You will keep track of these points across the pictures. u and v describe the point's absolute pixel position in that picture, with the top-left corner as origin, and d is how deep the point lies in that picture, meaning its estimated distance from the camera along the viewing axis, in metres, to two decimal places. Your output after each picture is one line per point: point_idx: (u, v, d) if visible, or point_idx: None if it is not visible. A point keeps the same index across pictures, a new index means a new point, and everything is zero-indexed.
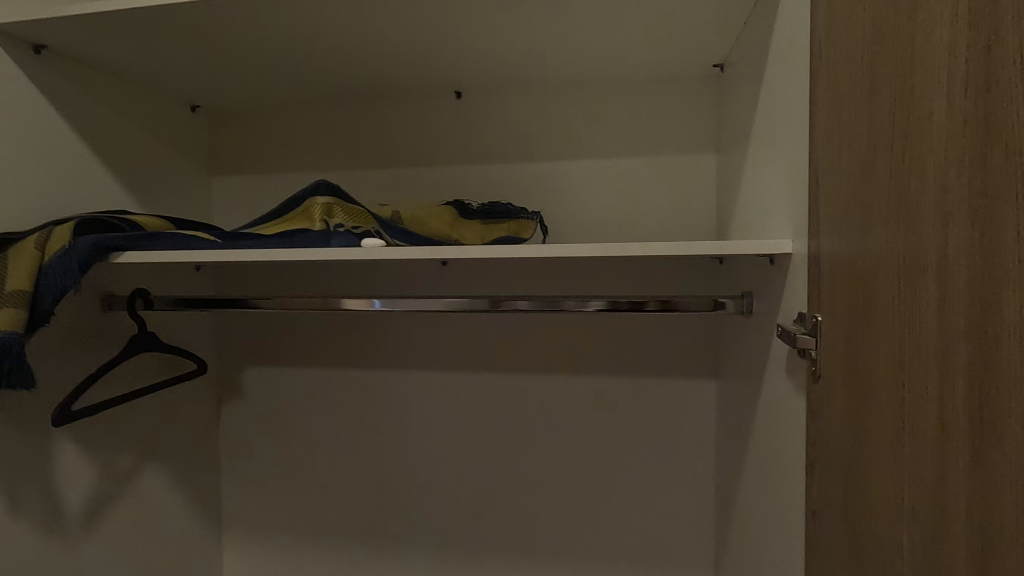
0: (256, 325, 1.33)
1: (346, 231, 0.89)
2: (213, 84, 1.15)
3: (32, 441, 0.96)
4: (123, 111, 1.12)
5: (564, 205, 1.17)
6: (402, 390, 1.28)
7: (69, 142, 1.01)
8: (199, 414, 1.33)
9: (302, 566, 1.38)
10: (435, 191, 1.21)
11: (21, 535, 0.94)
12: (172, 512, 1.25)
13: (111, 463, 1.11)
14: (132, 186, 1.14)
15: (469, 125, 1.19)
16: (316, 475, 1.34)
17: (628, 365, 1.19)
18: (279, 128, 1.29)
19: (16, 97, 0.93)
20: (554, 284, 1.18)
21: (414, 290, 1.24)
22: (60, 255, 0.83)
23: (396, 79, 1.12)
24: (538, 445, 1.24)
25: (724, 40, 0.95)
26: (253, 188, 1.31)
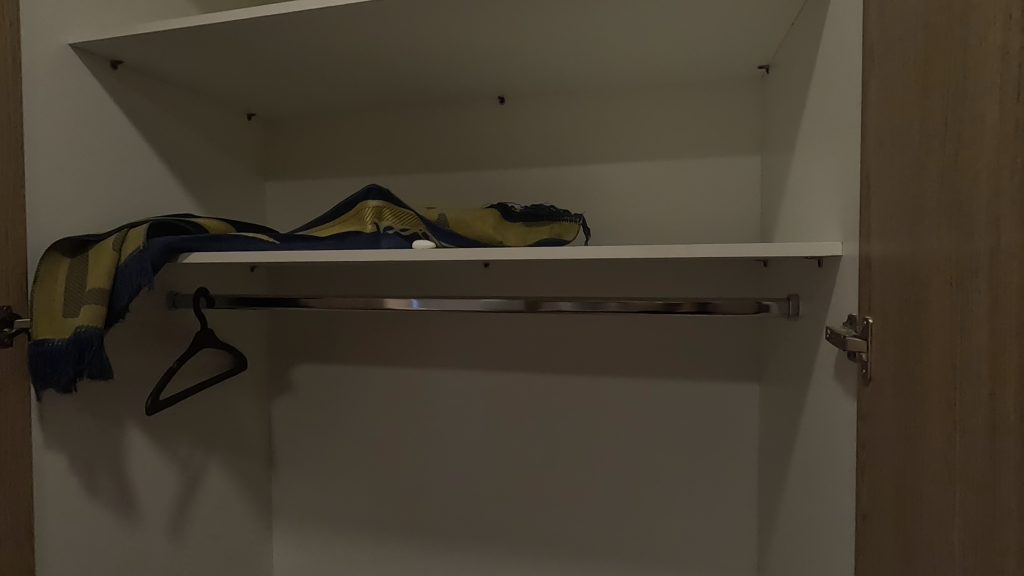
0: (307, 323, 1.39)
1: (394, 233, 0.94)
2: (271, 93, 1.21)
3: (107, 429, 1.03)
4: (187, 120, 1.19)
5: (606, 207, 1.18)
6: (444, 389, 1.32)
7: (141, 150, 1.09)
8: (252, 407, 1.39)
9: (349, 559, 1.43)
10: (478, 194, 1.25)
11: (98, 516, 1.01)
12: (227, 502, 1.32)
13: (174, 453, 1.17)
14: (195, 191, 1.21)
15: (511, 128, 1.22)
16: (362, 471, 1.39)
17: (669, 366, 1.19)
18: (330, 134, 1.34)
19: (96, 109, 1.00)
20: (594, 285, 1.20)
21: (457, 291, 1.27)
22: (134, 255, 0.89)
23: (442, 84, 1.16)
24: (577, 445, 1.25)
25: (770, 41, 0.95)
26: (304, 192, 1.37)
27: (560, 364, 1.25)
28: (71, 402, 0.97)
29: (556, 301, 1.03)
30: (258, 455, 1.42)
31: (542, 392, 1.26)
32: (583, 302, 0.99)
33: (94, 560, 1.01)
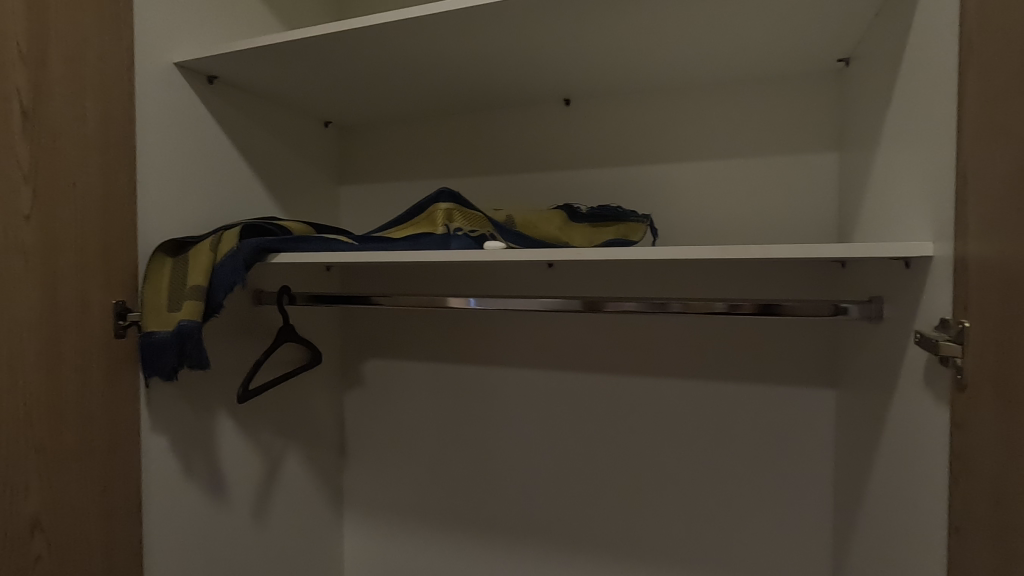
0: (377, 320, 1.46)
1: (464, 234, 0.97)
2: (348, 102, 1.27)
3: (201, 415, 1.12)
4: (273, 129, 1.27)
5: (672, 208, 1.17)
6: (508, 386, 1.35)
7: (233, 158, 1.17)
8: (326, 400, 1.47)
9: (414, 548, 1.48)
10: (543, 195, 1.26)
11: (193, 495, 1.10)
12: (304, 488, 1.40)
13: (258, 439, 1.26)
14: (278, 195, 1.29)
15: (577, 130, 1.23)
16: (429, 464, 1.44)
17: (737, 370, 1.17)
18: (401, 139, 1.40)
19: (195, 121, 1.09)
20: (661, 286, 1.19)
21: (523, 291, 1.30)
22: (228, 255, 0.96)
23: (510, 88, 1.18)
24: (641, 446, 1.25)
25: (851, 34, 0.91)
26: (376, 195, 1.43)
27: (624, 364, 1.25)
28: (171, 389, 1.06)
29: (621, 301, 1.02)
30: (331, 446, 1.49)
31: (606, 393, 1.27)
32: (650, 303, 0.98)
33: (188, 535, 1.10)
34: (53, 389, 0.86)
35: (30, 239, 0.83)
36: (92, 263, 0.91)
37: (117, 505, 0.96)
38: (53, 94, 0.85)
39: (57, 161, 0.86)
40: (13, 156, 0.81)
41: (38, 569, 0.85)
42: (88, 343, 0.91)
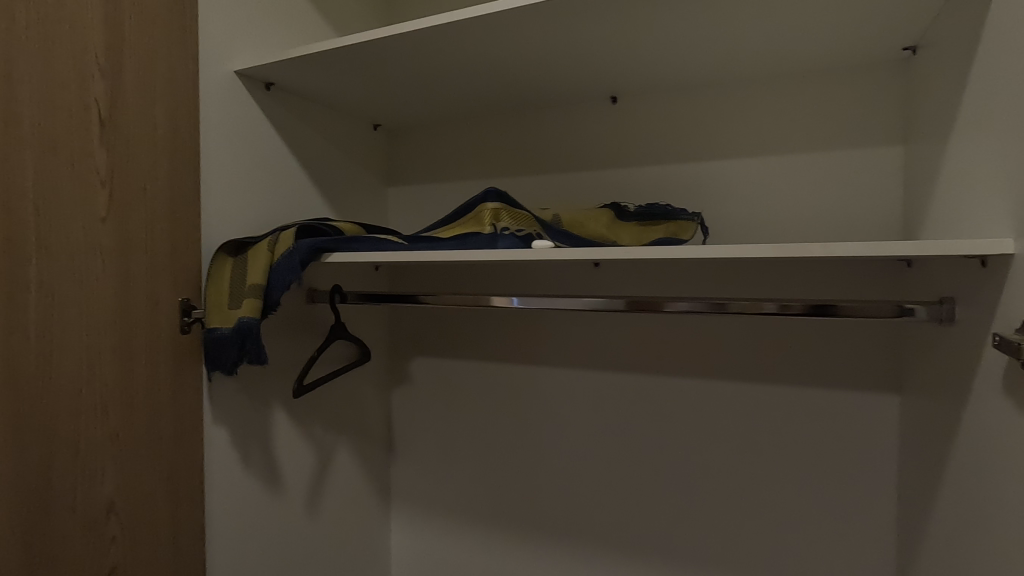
0: (425, 319, 1.48)
1: (511, 233, 0.98)
2: (397, 105, 1.30)
3: (259, 408, 1.17)
4: (325, 132, 1.31)
5: (724, 206, 1.14)
6: (554, 386, 1.35)
7: (288, 162, 1.21)
8: (375, 396, 1.51)
9: (460, 544, 1.50)
10: (590, 194, 1.26)
11: (251, 485, 1.15)
12: (354, 482, 1.44)
13: (311, 434, 1.30)
14: (330, 197, 1.33)
15: (624, 128, 1.22)
16: (474, 461, 1.46)
17: (792, 372, 1.13)
18: (448, 141, 1.42)
19: (254, 126, 1.14)
20: (711, 286, 1.16)
21: (569, 291, 1.29)
22: (285, 255, 0.99)
23: (557, 87, 1.18)
24: (690, 449, 1.22)
25: (919, 21, 0.87)
26: (423, 195, 1.45)
27: (673, 366, 1.23)
28: (231, 383, 1.11)
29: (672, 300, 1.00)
30: (380, 442, 1.53)
31: (653, 394, 1.25)
32: (704, 302, 0.96)
33: (247, 523, 1.15)
34: (126, 379, 0.92)
35: (106, 240, 0.88)
36: (161, 263, 0.97)
37: (183, 493, 1.01)
38: (126, 103, 0.90)
39: (130, 166, 0.91)
40: (91, 162, 0.86)
41: (112, 550, 0.90)
42: (157, 339, 0.97)
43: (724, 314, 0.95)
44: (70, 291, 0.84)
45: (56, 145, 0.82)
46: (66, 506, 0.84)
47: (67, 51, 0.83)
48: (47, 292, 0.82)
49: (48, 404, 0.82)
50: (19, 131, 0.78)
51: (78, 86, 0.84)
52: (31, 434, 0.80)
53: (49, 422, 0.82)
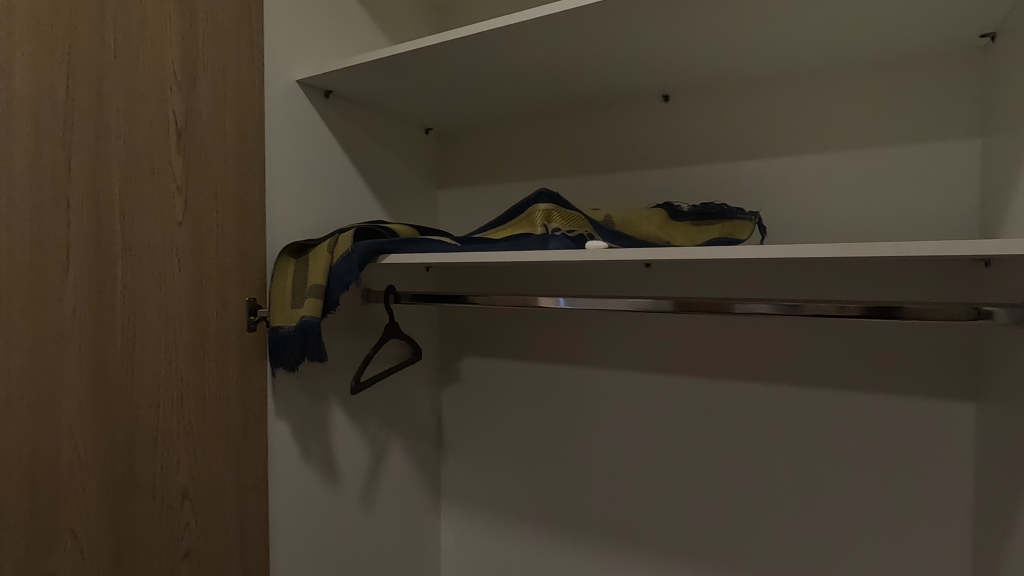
0: (475, 319, 1.51)
1: (562, 234, 0.98)
2: (450, 109, 1.33)
3: (318, 404, 1.21)
4: (381, 137, 1.35)
5: (782, 204, 1.11)
6: (604, 387, 1.34)
7: (346, 166, 1.26)
8: (426, 394, 1.54)
9: (510, 543, 1.51)
10: (642, 194, 1.25)
11: (311, 477, 1.20)
12: (406, 478, 1.47)
13: (367, 429, 1.34)
14: (385, 200, 1.37)
15: (677, 126, 1.21)
16: (523, 460, 1.47)
17: (856, 377, 1.09)
18: (498, 143, 1.44)
19: (314, 133, 1.18)
20: (768, 287, 1.13)
21: (620, 291, 1.29)
22: (344, 256, 1.02)
23: (608, 87, 1.18)
24: (746, 454, 1.20)
25: (998, 8, 0.83)
26: (474, 197, 1.48)
27: (728, 368, 1.20)
28: (293, 379, 1.16)
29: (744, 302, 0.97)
30: (431, 439, 1.56)
31: (707, 396, 1.23)
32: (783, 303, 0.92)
33: (306, 513, 1.19)
34: (199, 374, 0.98)
35: (182, 242, 0.94)
36: (230, 264, 1.02)
37: (249, 483, 1.06)
38: (200, 113, 0.96)
39: (203, 173, 0.97)
40: (170, 170, 0.92)
41: (187, 534, 0.96)
42: (227, 336, 1.02)
43: (799, 315, 0.91)
44: (150, 290, 0.90)
45: (139, 155, 0.88)
46: (146, 492, 0.90)
47: (150, 67, 0.89)
48: (131, 291, 0.88)
49: (130, 396, 0.88)
50: (108, 143, 0.84)
51: (158, 98, 0.90)
52: (116, 424, 0.86)
53: (132, 412, 0.88)
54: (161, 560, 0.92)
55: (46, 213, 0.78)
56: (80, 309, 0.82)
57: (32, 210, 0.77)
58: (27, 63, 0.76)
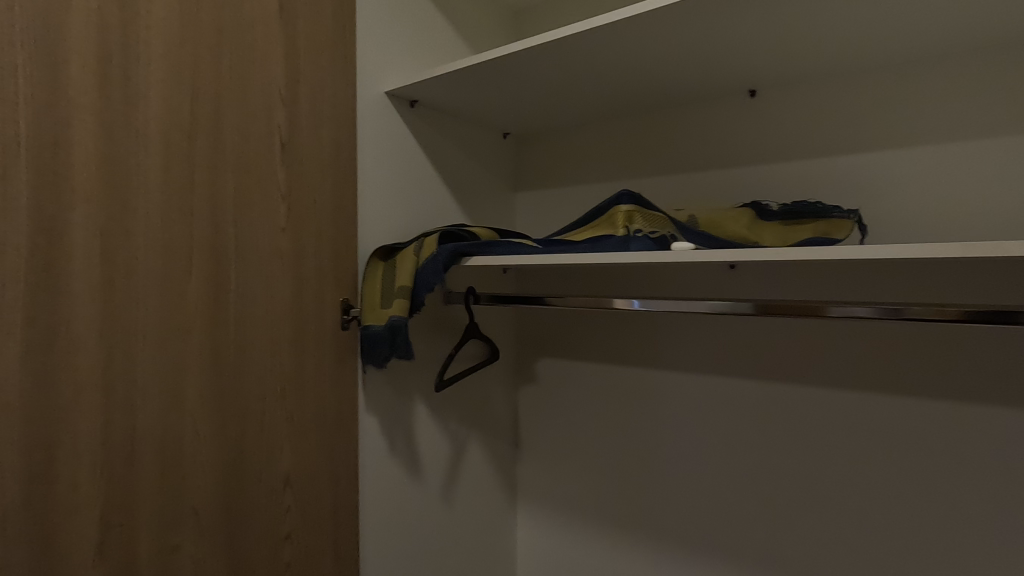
0: (552, 321, 1.52)
1: (644, 235, 0.97)
2: (528, 113, 1.35)
3: (404, 400, 1.27)
4: (462, 143, 1.39)
5: (883, 202, 1.04)
6: (685, 391, 1.31)
7: (430, 172, 1.31)
8: (503, 394, 1.56)
9: (586, 545, 1.50)
10: (726, 193, 1.21)
11: (397, 470, 1.26)
12: (484, 475, 1.50)
13: (448, 426, 1.38)
14: (466, 204, 1.41)
15: (764, 122, 1.16)
16: (600, 462, 1.46)
17: (969, 387, 1.00)
18: (576, 145, 1.44)
19: (401, 142, 1.24)
20: (867, 290, 1.07)
21: (702, 293, 1.26)
22: (430, 258, 1.07)
23: (690, 85, 1.16)
24: (841, 466, 1.13)
25: None
26: (551, 199, 1.49)
27: (821, 374, 1.14)
28: (382, 376, 1.22)
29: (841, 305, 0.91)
30: (508, 438, 1.58)
31: (797, 404, 1.17)
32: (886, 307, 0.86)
33: (392, 504, 1.25)
34: (298, 369, 1.05)
35: (285, 247, 1.01)
36: (326, 267, 1.09)
37: (341, 473, 1.12)
38: (301, 127, 1.03)
39: (303, 182, 1.04)
40: (275, 180, 1.00)
41: (288, 518, 1.03)
42: (323, 334, 1.09)
43: (905, 319, 0.85)
44: (259, 291, 0.98)
45: (249, 167, 0.96)
46: (254, 477, 0.98)
47: (259, 87, 0.97)
48: (242, 292, 0.96)
49: (241, 388, 0.96)
50: (225, 157, 0.93)
51: (265, 115, 0.98)
52: (229, 414, 0.95)
53: (242, 403, 0.96)
54: (267, 541, 1.00)
55: (174, 223, 0.87)
56: (200, 308, 0.90)
57: (163, 220, 0.86)
58: (159, 89, 0.85)
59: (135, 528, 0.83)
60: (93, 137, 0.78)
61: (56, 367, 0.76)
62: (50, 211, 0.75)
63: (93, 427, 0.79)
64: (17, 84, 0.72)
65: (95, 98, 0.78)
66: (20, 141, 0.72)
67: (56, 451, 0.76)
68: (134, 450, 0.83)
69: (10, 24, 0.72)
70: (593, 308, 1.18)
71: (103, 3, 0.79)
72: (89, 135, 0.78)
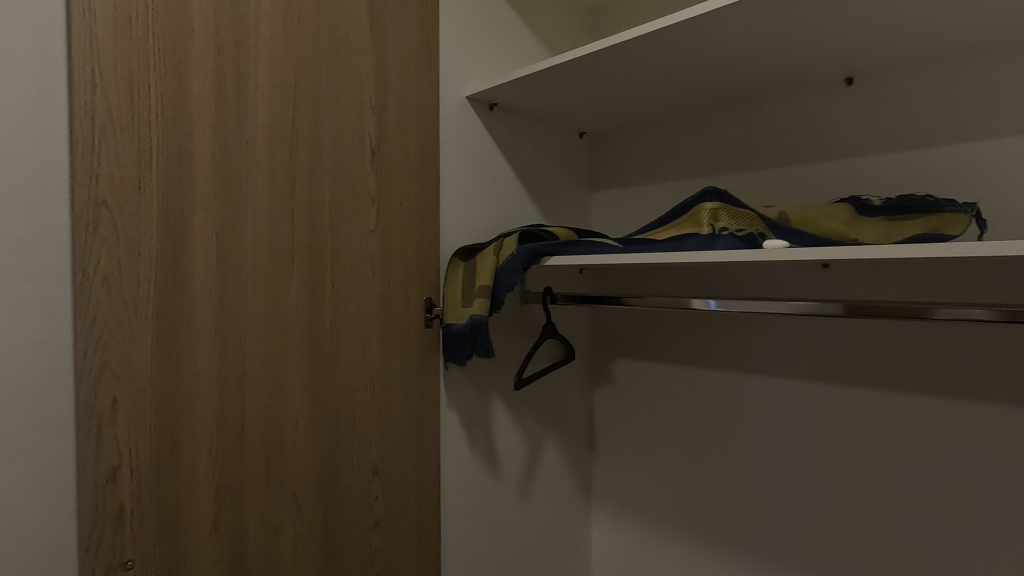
0: (629, 321, 1.50)
1: (730, 233, 0.94)
2: (605, 112, 1.34)
3: (483, 397, 1.30)
4: (540, 144, 1.40)
5: (1003, 194, 0.95)
6: (771, 397, 1.25)
7: (508, 173, 1.33)
8: (579, 394, 1.56)
9: (663, 550, 1.47)
10: (819, 188, 1.15)
11: (474, 466, 1.28)
12: (559, 474, 1.50)
13: (524, 424, 1.40)
14: (543, 204, 1.42)
15: (862, 112, 1.09)
16: (678, 467, 1.42)
17: None
18: (656, 143, 1.42)
19: (481, 144, 1.27)
20: (983, 290, 0.97)
21: (791, 293, 1.20)
22: (509, 258, 1.08)
23: (779, 76, 1.11)
24: (950, 483, 1.03)
25: None
26: (628, 198, 1.47)
27: (926, 383, 1.05)
28: (462, 373, 1.25)
29: (952, 307, 0.84)
30: (583, 438, 1.58)
31: (898, 414, 1.08)
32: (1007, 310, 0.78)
33: (471, 498, 1.28)
34: (386, 364, 1.10)
35: (375, 247, 1.07)
36: (412, 266, 1.13)
37: (424, 465, 1.16)
38: (389, 133, 1.08)
39: (391, 185, 1.09)
40: (365, 184, 1.05)
41: (376, 506, 1.08)
42: (408, 331, 1.13)
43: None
44: (351, 290, 1.04)
45: (343, 172, 1.02)
46: (347, 465, 1.04)
47: (352, 96, 1.03)
48: (337, 289, 1.02)
49: (336, 382, 1.02)
50: (322, 163, 0.99)
51: (358, 122, 1.03)
52: (325, 405, 1.01)
53: (337, 396, 1.02)
54: (357, 527, 1.05)
55: (278, 226, 0.94)
56: (300, 305, 0.97)
57: (268, 223, 0.93)
58: (266, 102, 0.92)
59: (243, 508, 0.90)
60: (210, 148, 0.86)
61: (180, 357, 0.84)
62: (176, 216, 0.83)
63: (210, 414, 0.87)
64: (151, 103, 0.81)
65: (212, 113, 0.86)
66: (153, 153, 0.81)
67: (180, 433, 0.84)
68: (244, 437, 0.91)
69: (145, 49, 0.80)
70: (672, 308, 1.15)
71: (220, 27, 0.87)
72: (207, 147, 0.86)
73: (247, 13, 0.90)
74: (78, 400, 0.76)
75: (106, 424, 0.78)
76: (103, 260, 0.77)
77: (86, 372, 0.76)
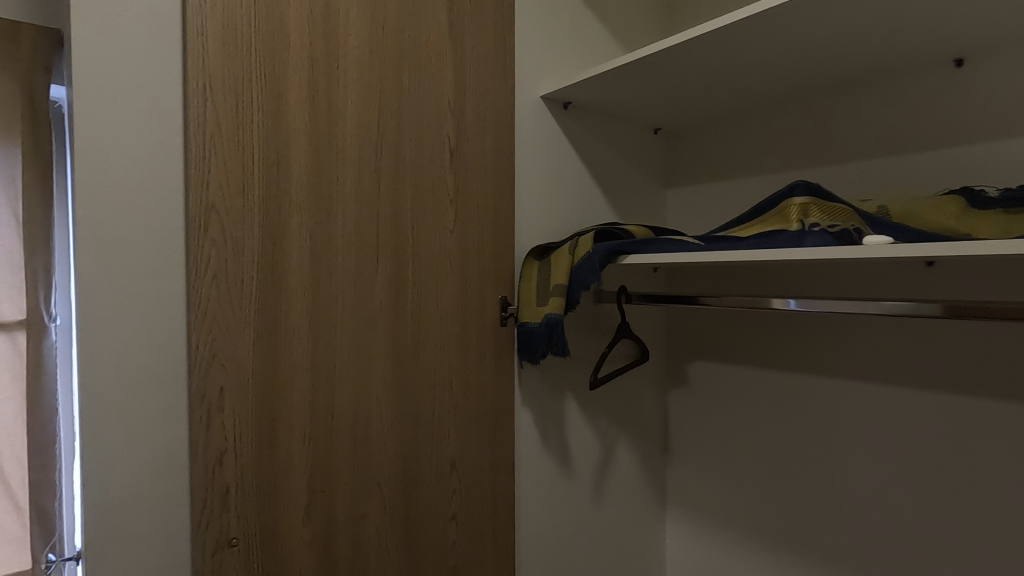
0: (707, 321, 1.45)
1: (822, 230, 0.88)
2: (683, 107, 1.30)
3: (556, 396, 1.29)
4: (614, 142, 1.39)
5: None
6: (862, 404, 1.16)
7: (583, 172, 1.32)
8: (653, 395, 1.52)
9: (741, 561, 1.40)
10: (923, 179, 1.06)
11: (546, 464, 1.28)
12: (632, 476, 1.48)
13: (596, 424, 1.38)
14: (617, 202, 1.40)
15: (975, 95, 1.00)
16: (758, 474, 1.35)
17: None
18: (738, 136, 1.36)
19: (556, 143, 1.27)
20: None
21: (889, 293, 1.11)
22: (585, 258, 1.07)
23: (875, 61, 1.04)
24: None
25: None
26: (707, 194, 1.42)
27: None
28: (535, 371, 1.25)
29: None
30: (657, 441, 1.54)
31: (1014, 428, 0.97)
32: None
33: (542, 496, 1.28)
34: (463, 361, 1.12)
35: (454, 246, 1.09)
36: (488, 265, 1.15)
37: (500, 462, 1.18)
38: (467, 135, 1.10)
39: (469, 186, 1.11)
40: (445, 185, 1.08)
41: (454, 500, 1.11)
42: (484, 329, 1.15)
43: None
44: (431, 288, 1.07)
45: (424, 174, 1.05)
46: (427, 457, 1.07)
47: (433, 100, 1.06)
48: (418, 288, 1.05)
49: (417, 377, 1.05)
50: (405, 166, 1.02)
51: (438, 125, 1.06)
52: (407, 399, 1.04)
53: (418, 391, 1.06)
54: (436, 519, 1.08)
55: (365, 226, 0.98)
56: (385, 303, 1.01)
57: (356, 224, 0.97)
58: (354, 109, 0.96)
59: (333, 495, 0.95)
60: (305, 154, 0.91)
61: (277, 350, 0.90)
62: (275, 219, 0.89)
63: (305, 403, 0.92)
64: (253, 113, 0.87)
65: (307, 121, 0.92)
66: (255, 160, 0.87)
67: (277, 421, 0.90)
68: (333, 427, 0.95)
69: (249, 64, 0.86)
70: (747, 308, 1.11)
71: (314, 39, 0.92)
72: (302, 153, 0.91)
73: (338, 25, 0.95)
74: (192, 388, 0.83)
75: (214, 410, 0.84)
76: (212, 259, 0.84)
77: (198, 363, 0.83)
